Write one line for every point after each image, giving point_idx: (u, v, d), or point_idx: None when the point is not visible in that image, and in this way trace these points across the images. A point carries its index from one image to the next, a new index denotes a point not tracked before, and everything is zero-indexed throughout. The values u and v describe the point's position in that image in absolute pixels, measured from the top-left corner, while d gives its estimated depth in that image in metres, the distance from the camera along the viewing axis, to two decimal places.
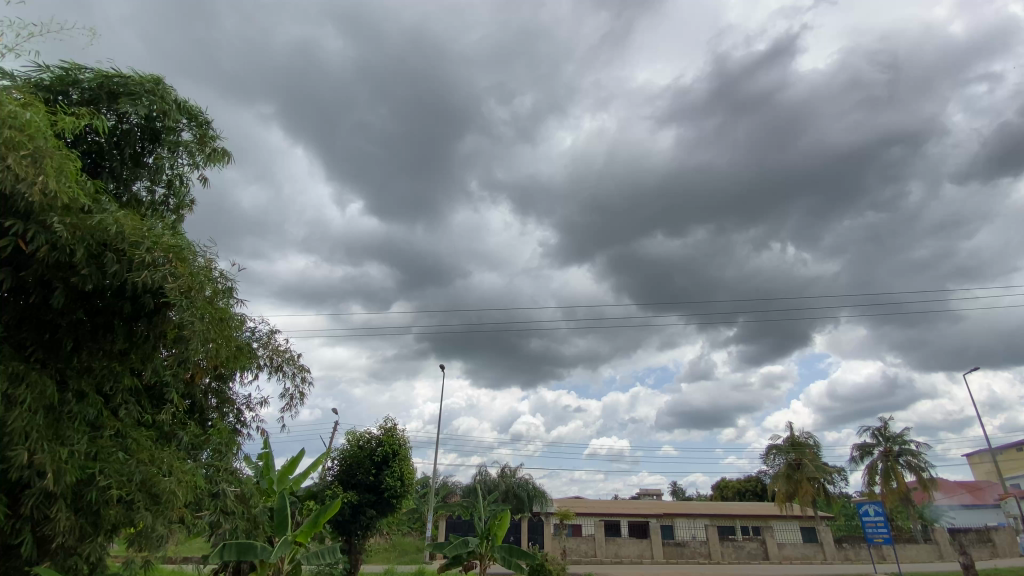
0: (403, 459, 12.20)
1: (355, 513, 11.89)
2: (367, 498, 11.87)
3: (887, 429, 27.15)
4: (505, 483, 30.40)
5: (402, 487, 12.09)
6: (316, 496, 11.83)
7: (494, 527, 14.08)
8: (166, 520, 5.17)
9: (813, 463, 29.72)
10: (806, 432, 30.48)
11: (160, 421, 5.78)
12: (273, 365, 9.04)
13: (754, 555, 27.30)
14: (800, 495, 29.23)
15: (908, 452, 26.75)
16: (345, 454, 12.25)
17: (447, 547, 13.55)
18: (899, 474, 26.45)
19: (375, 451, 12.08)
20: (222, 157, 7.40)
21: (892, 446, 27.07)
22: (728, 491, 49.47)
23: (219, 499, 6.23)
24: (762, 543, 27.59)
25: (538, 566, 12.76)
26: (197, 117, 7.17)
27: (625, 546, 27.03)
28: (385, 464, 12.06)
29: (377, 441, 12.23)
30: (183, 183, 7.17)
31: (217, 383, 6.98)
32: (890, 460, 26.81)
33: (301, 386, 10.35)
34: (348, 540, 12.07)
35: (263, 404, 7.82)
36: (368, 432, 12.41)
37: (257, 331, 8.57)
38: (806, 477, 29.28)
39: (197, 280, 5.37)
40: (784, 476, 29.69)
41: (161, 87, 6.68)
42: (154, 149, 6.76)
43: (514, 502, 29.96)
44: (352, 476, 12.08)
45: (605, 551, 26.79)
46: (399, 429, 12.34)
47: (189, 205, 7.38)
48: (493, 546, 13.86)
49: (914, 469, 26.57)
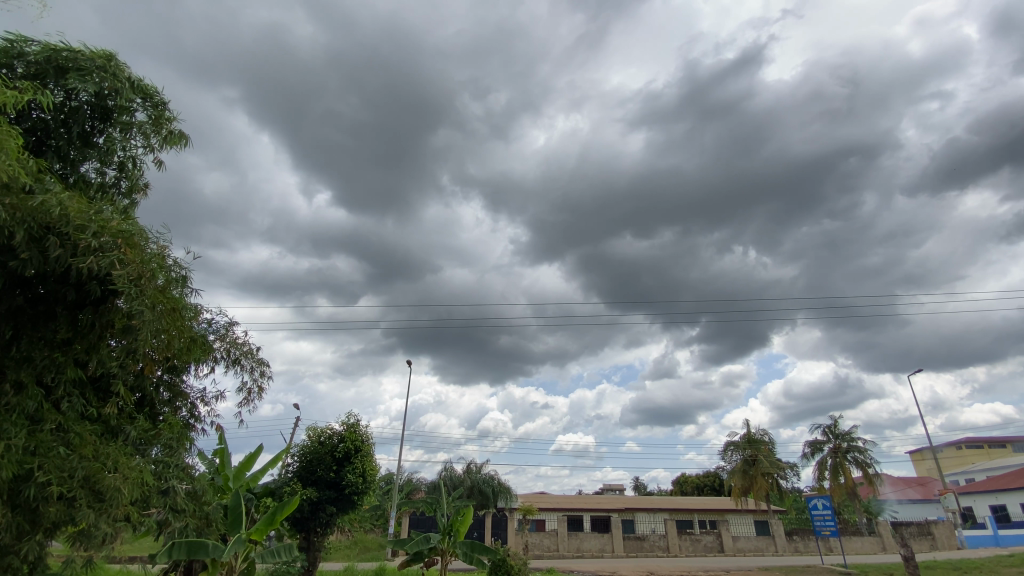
0: (366, 456, 12.02)
1: (314, 510, 11.66)
2: (327, 495, 11.63)
3: (837, 427, 28.45)
4: (470, 479, 30.53)
5: (364, 483, 11.91)
6: (274, 493, 11.57)
7: (457, 523, 14.06)
8: (110, 518, 4.93)
9: (767, 459, 30.94)
10: (762, 429, 31.65)
11: (106, 414, 5.52)
12: (230, 359, 8.77)
13: (710, 548, 28.22)
14: (754, 490, 30.36)
15: (856, 449, 28.13)
16: (305, 450, 11.99)
17: (408, 543, 13.41)
18: (847, 470, 27.75)
19: (337, 448, 11.86)
20: (179, 140, 7.11)
21: (841, 443, 28.39)
22: (688, 486, 50.85)
23: (169, 496, 6.01)
24: (718, 536, 28.56)
25: (499, 562, 12.78)
26: (152, 97, 6.86)
27: (586, 540, 27.51)
28: (346, 460, 11.87)
29: (339, 437, 12.00)
30: (136, 165, 6.84)
31: (169, 376, 6.72)
32: (839, 456, 28.09)
33: (260, 380, 10.08)
34: (306, 537, 11.84)
35: (219, 399, 7.55)
36: (330, 427, 12.19)
37: (213, 322, 8.29)
38: (760, 472, 30.44)
39: (148, 267, 5.15)
40: (740, 471, 30.77)
41: (114, 64, 6.36)
42: (104, 128, 6.42)
43: (479, 498, 30.33)
44: (312, 473, 11.84)
45: (567, 546, 27.17)
46: (362, 426, 12.15)
47: (143, 188, 7.04)
48: (454, 542, 13.85)
49: (860, 465, 27.95)
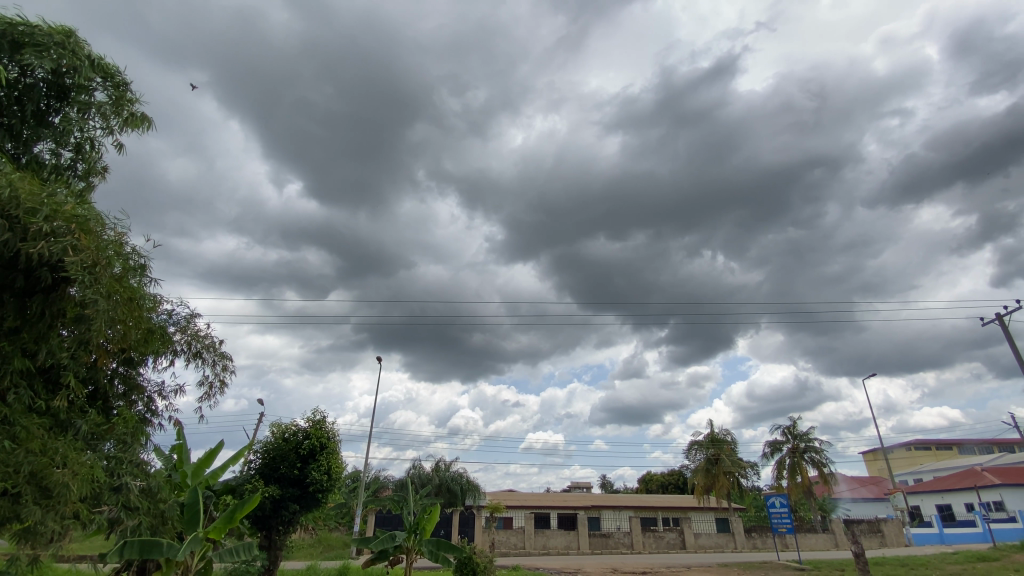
0: (332, 453, 11.83)
1: (276, 508, 11.41)
2: (290, 493, 11.40)
3: (795, 428, 29.51)
4: (438, 476, 30.43)
5: (329, 481, 11.71)
6: (234, 491, 11.27)
7: (423, 521, 13.98)
8: (58, 515, 4.73)
9: (729, 458, 31.82)
10: (725, 429, 32.55)
11: (55, 407, 5.27)
12: (191, 352, 8.51)
13: (672, 545, 28.88)
14: (716, 488, 31.18)
15: (812, 449, 29.23)
16: (268, 447, 11.71)
17: (373, 542, 13.25)
18: (804, 469, 28.83)
19: (302, 445, 11.64)
20: (141, 123, 6.84)
21: (799, 443, 29.45)
22: (654, 484, 51.86)
23: (121, 493, 5.79)
24: (681, 533, 29.26)
25: (465, 559, 12.80)
26: (113, 77, 6.58)
27: (553, 538, 27.74)
28: (311, 457, 11.66)
29: (304, 433, 11.77)
30: (94, 148, 6.55)
31: (125, 368, 6.48)
32: (796, 456, 29.13)
33: (222, 374, 9.83)
34: (268, 536, 11.58)
35: (178, 393, 7.33)
36: (295, 424, 11.94)
37: (173, 314, 8.03)
38: (723, 471, 31.29)
39: (104, 254, 4.94)
40: (703, 470, 31.59)
41: (73, 41, 6.07)
42: (61, 108, 6.13)
43: (447, 496, 30.22)
44: (275, 470, 11.59)
45: (534, 543, 27.35)
46: (328, 422, 11.95)
47: (101, 171, 6.75)
48: (420, 540, 13.76)
49: (816, 464, 29.06)
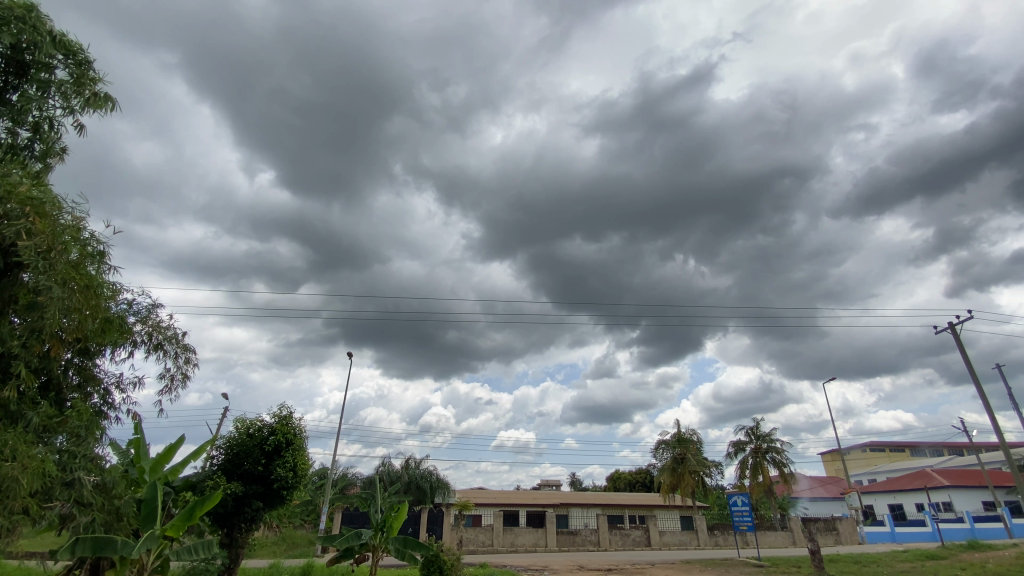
0: (298, 449, 11.65)
1: (239, 505, 11.16)
2: (254, 489, 11.16)
3: (758, 429, 30.40)
4: (407, 474, 30.28)
5: (294, 478, 11.51)
6: (194, 487, 10.99)
7: (390, 519, 13.88)
8: (5, 511, 4.53)
9: (695, 457, 32.55)
10: (691, 429, 33.32)
11: (5, 398, 5.05)
12: (152, 344, 8.25)
13: (638, 542, 29.41)
14: (681, 487, 31.88)
15: (774, 450, 30.17)
16: (231, 442, 11.42)
17: (338, 540, 13.07)
18: (765, 469, 29.74)
19: (267, 441, 11.40)
20: (104, 104, 6.60)
21: (762, 443, 30.35)
22: (622, 482, 52.72)
23: (74, 489, 5.58)
24: (646, 530, 29.82)
25: (432, 557, 12.75)
26: (75, 55, 6.31)
27: (521, 535, 27.88)
28: (277, 453, 11.44)
29: (269, 429, 11.53)
30: (52, 127, 6.27)
31: (80, 359, 6.24)
32: (759, 456, 30.02)
33: (184, 367, 9.57)
34: (229, 534, 11.31)
35: (137, 385, 7.11)
36: (260, 419, 11.69)
37: (134, 303, 7.78)
38: (688, 470, 31.99)
39: (60, 241, 4.76)
40: (669, 469, 32.24)
41: (34, 15, 5.81)
42: (19, 85, 5.86)
43: (416, 493, 30.10)
44: (238, 466, 11.32)
45: (502, 541, 27.44)
46: (295, 418, 11.75)
47: (59, 153, 6.46)
48: (386, 538, 13.64)
49: (777, 464, 30.00)
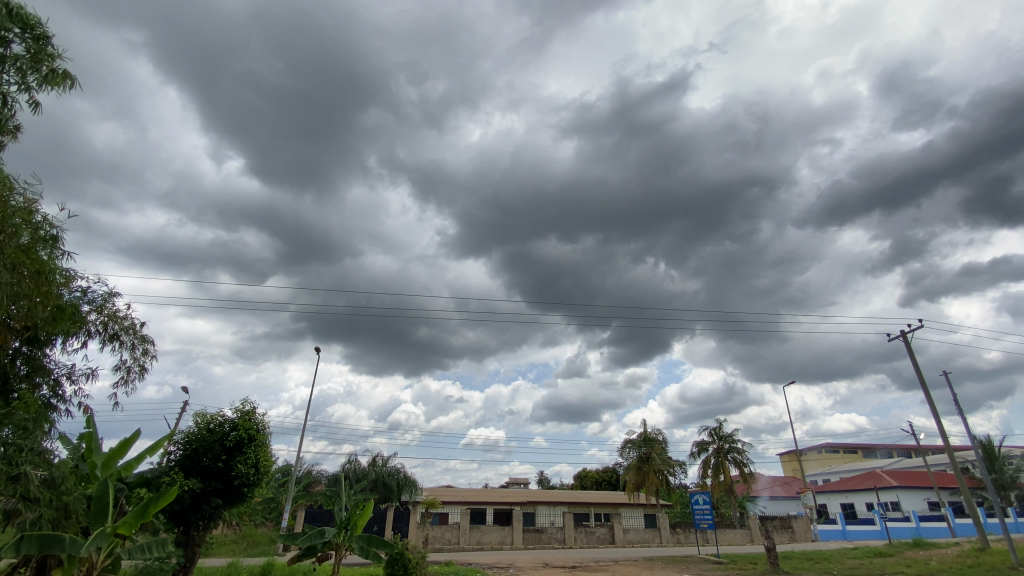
0: (261, 446, 11.42)
1: (196, 503, 10.84)
2: (213, 486, 10.86)
3: (721, 429, 31.24)
4: (374, 471, 30.05)
5: (256, 475, 11.27)
6: (149, 483, 10.66)
7: (355, 517, 13.72)
8: None
9: (659, 456, 33.25)
10: (657, 429, 34.03)
11: None
12: (108, 334, 7.98)
13: (602, 540, 29.89)
14: (646, 485, 32.53)
15: (735, 450, 31.06)
16: (189, 438, 11.09)
17: (300, 538, 12.83)
18: (726, 468, 30.62)
19: (228, 436, 11.11)
20: (64, 81, 6.33)
21: (724, 444, 31.22)
22: (588, 481, 53.46)
23: (19, 483, 5.35)
24: (611, 528, 30.32)
25: (397, 555, 12.68)
26: (31, 29, 6.03)
27: (487, 533, 27.95)
28: (238, 449, 11.16)
29: (231, 424, 11.25)
30: (5, 104, 5.99)
31: (28, 348, 5.98)
32: (720, 456, 30.89)
33: (142, 359, 9.30)
34: (186, 532, 11.00)
35: (89, 376, 6.87)
36: (221, 414, 11.38)
37: (89, 291, 7.49)
38: (653, 469, 32.65)
39: (9, 224, 4.57)
40: (635, 468, 32.86)
41: None
42: None
43: (382, 491, 29.86)
44: (197, 462, 11.01)
45: (468, 539, 27.45)
46: (258, 413, 11.50)
47: (12, 130, 6.17)
48: (351, 536, 13.48)
49: (738, 464, 30.90)
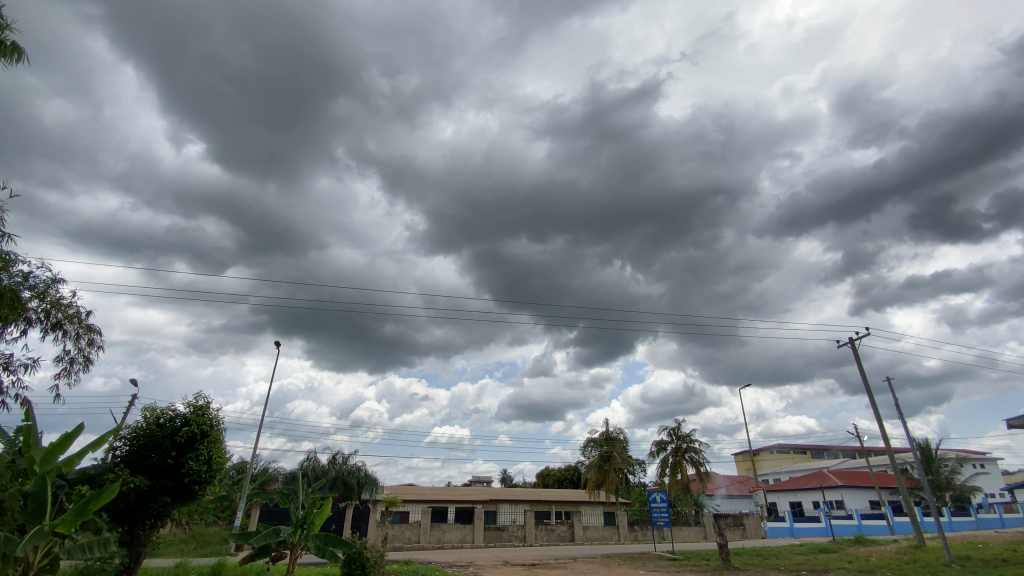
0: (214, 442, 11.08)
1: (143, 500, 10.42)
2: (162, 484, 10.46)
3: (679, 429, 32.10)
4: (334, 470, 29.57)
5: (208, 472, 10.93)
6: (92, 480, 10.19)
7: (312, 516, 13.47)
8: None
9: (620, 455, 33.90)
10: (619, 429, 34.67)
11: None
12: (50, 322, 7.63)
13: (562, 537, 30.29)
14: (606, 483, 33.12)
15: (692, 449, 31.95)
16: (137, 433, 10.65)
17: (254, 537, 12.50)
18: (683, 467, 31.51)
19: (179, 432, 10.75)
20: (11, 54, 5.99)
21: (682, 443, 32.10)
22: (551, 480, 54.09)
23: None
24: (571, 526, 30.77)
25: (354, 554, 12.53)
26: None
27: (448, 531, 27.86)
28: (189, 445, 10.80)
29: (182, 419, 10.87)
30: None
31: None
32: (678, 455, 31.76)
33: (86, 349, 8.90)
34: (130, 531, 10.55)
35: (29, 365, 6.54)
36: (172, 408, 10.99)
37: (30, 276, 7.12)
38: (613, 467, 33.27)
39: None
40: (596, 466, 33.44)
41: None
42: None
43: (342, 490, 29.41)
44: (145, 458, 10.57)
45: (429, 537, 27.28)
46: (212, 408, 11.15)
47: None
48: (307, 535, 13.23)
49: (694, 463, 31.82)
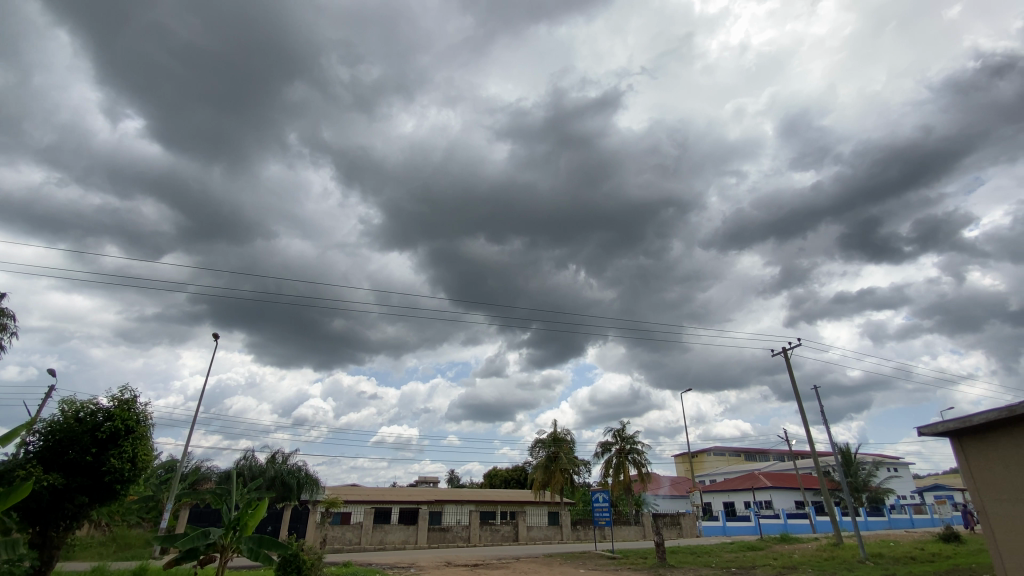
0: (140, 438, 10.51)
1: (57, 500, 9.74)
2: (79, 483, 9.81)
3: (624, 431, 33.08)
4: (273, 469, 28.55)
5: (132, 471, 10.36)
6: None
7: (245, 517, 12.95)
8: None
9: (566, 456, 34.52)
10: (566, 430, 35.26)
11: None
12: None
13: (506, 537, 30.52)
14: (551, 483, 33.68)
15: (635, 451, 32.96)
16: (51, 428, 9.92)
17: (180, 540, 11.88)
18: (625, 468, 32.49)
19: (101, 427, 10.13)
20: None
21: (625, 444, 33.08)
22: (497, 480, 54.42)
23: None
24: (515, 526, 31.05)
25: (289, 556, 12.17)
26: None
27: (391, 532, 27.47)
28: (111, 442, 10.19)
29: (105, 414, 10.27)
30: None
31: None
32: (622, 456, 32.73)
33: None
34: (42, 533, 9.83)
35: None
36: (94, 402, 10.36)
37: None
38: (559, 468, 33.85)
39: None
40: (543, 467, 33.95)
41: None
42: None
43: (280, 490, 28.45)
44: (60, 455, 9.87)
45: (370, 539, 26.77)
46: (140, 403, 10.60)
47: None
48: (238, 538, 12.74)
49: (636, 464, 32.83)
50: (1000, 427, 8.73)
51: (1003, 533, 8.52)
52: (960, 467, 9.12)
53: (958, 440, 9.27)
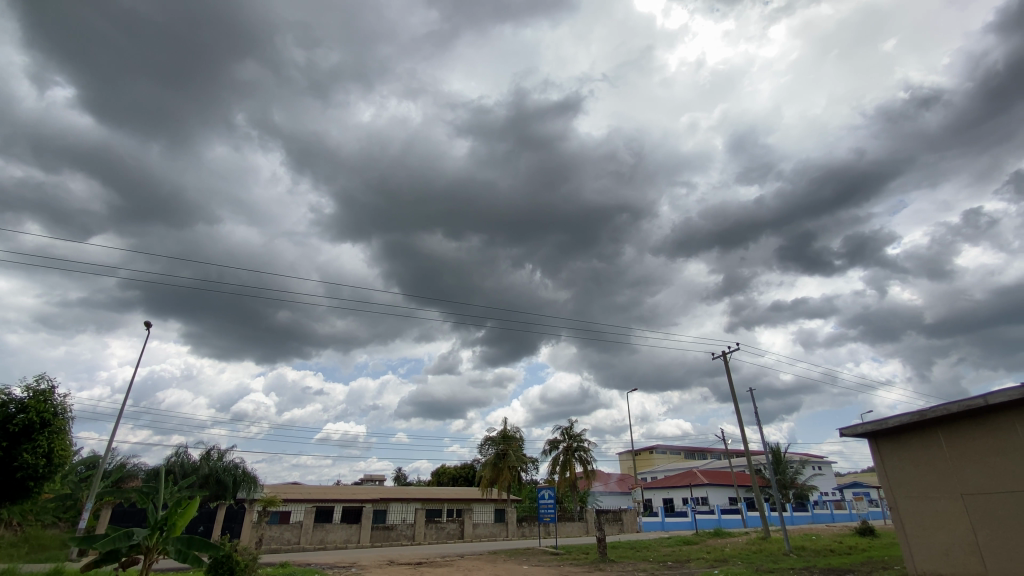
0: (56, 433, 9.88)
1: None
2: None
3: (572, 429, 33.81)
4: (208, 466, 27.22)
5: (47, 466, 9.69)
6: None
7: (174, 517, 12.29)
8: None
9: (515, 453, 34.83)
10: (516, 427, 35.57)
11: None
12: None
13: (451, 535, 30.48)
14: (499, 481, 33.96)
15: (581, 448, 33.75)
16: None
17: (101, 541, 11.18)
18: (572, 465, 33.21)
19: (13, 419, 9.41)
20: None
21: (573, 442, 33.81)
22: (445, 478, 54.24)
23: None
24: (461, 524, 31.06)
25: (221, 557, 11.71)
26: None
27: (332, 531, 26.85)
28: (24, 436, 9.48)
29: (18, 406, 9.58)
30: None
31: None
32: (568, 453, 33.43)
33: None
34: None
35: None
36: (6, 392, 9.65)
37: None
38: (507, 465, 34.15)
39: None
40: (491, 464, 34.17)
41: None
42: None
43: (214, 488, 27.21)
44: None
45: (310, 538, 26.05)
46: (59, 395, 9.97)
47: None
48: (166, 539, 12.16)
49: (582, 461, 33.64)
50: (910, 430, 9.70)
51: (912, 527, 9.47)
52: (876, 465, 10.11)
53: (875, 441, 10.25)
